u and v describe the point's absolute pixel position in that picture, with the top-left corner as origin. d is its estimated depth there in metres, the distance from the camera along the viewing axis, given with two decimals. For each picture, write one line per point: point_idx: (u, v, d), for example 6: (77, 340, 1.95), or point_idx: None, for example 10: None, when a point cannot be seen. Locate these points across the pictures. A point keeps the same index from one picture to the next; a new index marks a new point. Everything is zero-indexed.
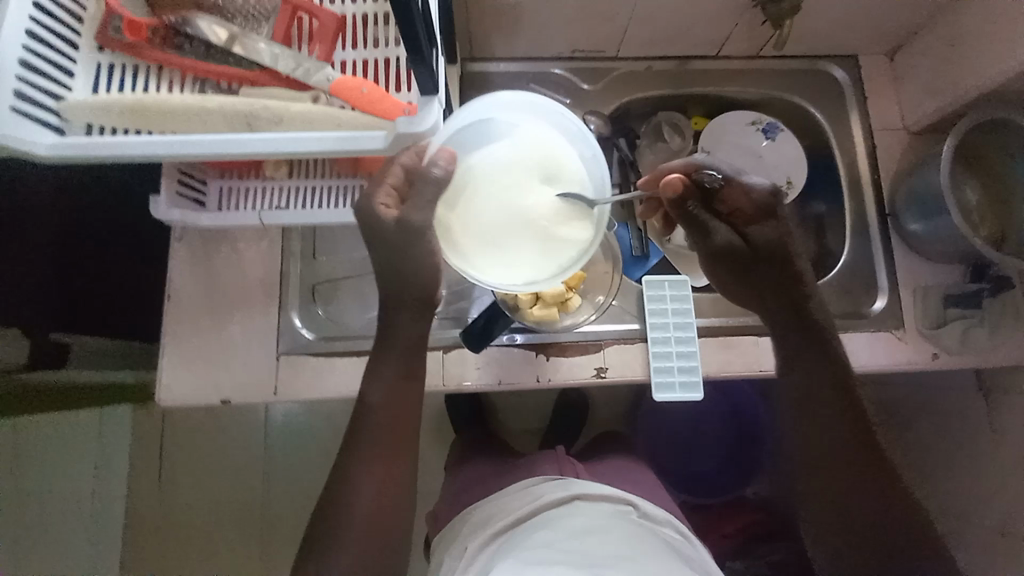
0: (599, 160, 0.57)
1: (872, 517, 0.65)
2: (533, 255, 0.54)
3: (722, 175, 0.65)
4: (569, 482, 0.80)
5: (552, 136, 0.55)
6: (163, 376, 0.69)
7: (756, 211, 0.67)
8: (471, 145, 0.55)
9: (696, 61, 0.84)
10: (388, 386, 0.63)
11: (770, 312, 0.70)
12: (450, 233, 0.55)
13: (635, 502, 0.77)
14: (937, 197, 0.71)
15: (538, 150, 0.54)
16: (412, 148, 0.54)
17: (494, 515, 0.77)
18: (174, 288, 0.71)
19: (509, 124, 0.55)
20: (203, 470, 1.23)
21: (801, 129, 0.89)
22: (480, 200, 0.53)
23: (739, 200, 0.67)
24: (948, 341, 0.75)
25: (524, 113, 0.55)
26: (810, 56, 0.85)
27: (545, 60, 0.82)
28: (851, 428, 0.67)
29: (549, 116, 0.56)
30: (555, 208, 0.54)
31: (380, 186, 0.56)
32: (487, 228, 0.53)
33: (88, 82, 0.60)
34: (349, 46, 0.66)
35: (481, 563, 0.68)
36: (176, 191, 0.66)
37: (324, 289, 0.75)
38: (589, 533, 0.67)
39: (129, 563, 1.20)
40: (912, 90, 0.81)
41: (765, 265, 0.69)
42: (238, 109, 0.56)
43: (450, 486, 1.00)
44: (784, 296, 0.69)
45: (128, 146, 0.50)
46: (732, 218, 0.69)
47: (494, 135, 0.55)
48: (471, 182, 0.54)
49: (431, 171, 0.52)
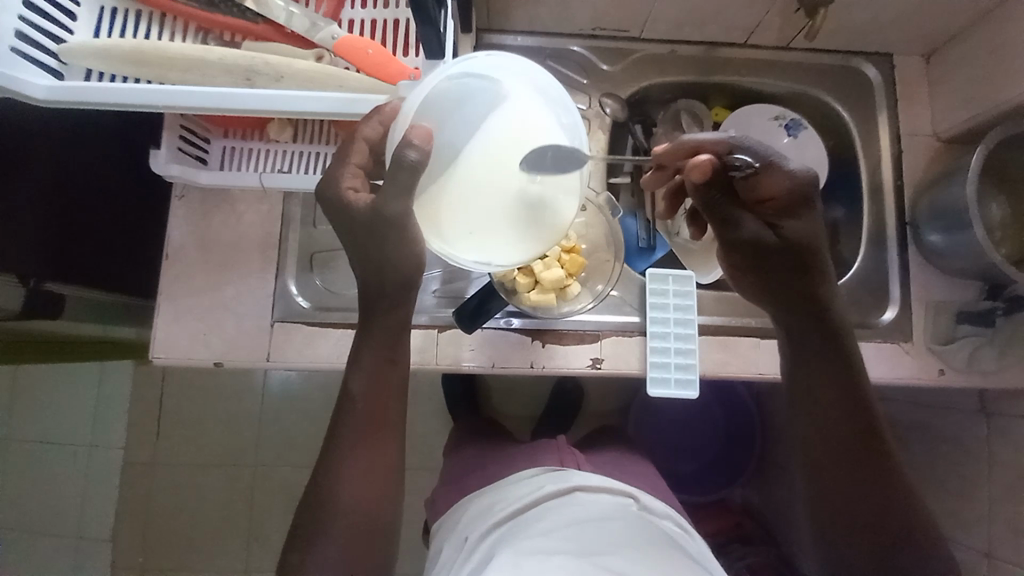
0: (579, 128, 0.54)
1: (862, 529, 0.65)
2: (516, 235, 0.52)
3: (756, 161, 0.62)
4: (569, 474, 0.80)
5: (529, 102, 0.52)
6: (159, 334, 0.69)
7: (790, 203, 0.65)
8: (445, 113, 0.51)
9: (721, 48, 0.81)
10: (378, 358, 0.62)
11: (785, 309, 0.68)
12: (438, 214, 0.52)
13: (635, 494, 0.78)
14: (959, 209, 0.68)
15: (517, 118, 0.51)
16: (374, 118, 0.53)
17: (492, 505, 0.77)
18: (173, 246, 0.70)
19: (491, 90, 0.51)
20: (198, 427, 1.25)
21: (825, 128, 0.85)
22: (461, 176, 0.51)
23: (775, 189, 0.64)
24: (955, 358, 0.73)
25: (503, 74, 0.52)
26: (842, 51, 0.81)
27: (564, 36, 0.79)
28: (847, 437, 0.66)
29: (527, 79, 0.53)
30: (533, 183, 0.51)
31: (346, 169, 0.55)
32: (477, 209, 0.51)
33: (91, 24, 0.58)
34: (359, 5, 0.64)
35: (481, 553, 0.68)
36: (178, 146, 0.64)
37: (322, 258, 0.73)
38: (588, 525, 0.67)
39: (123, 512, 1.23)
40: (946, 95, 0.78)
41: (789, 259, 0.66)
42: (239, 63, 0.54)
43: (447, 472, 1.01)
44: (801, 294, 0.67)
45: (127, 94, 0.48)
46: (764, 207, 0.66)
47: (470, 102, 0.51)
48: (448, 155, 0.51)
49: (405, 155, 0.47)
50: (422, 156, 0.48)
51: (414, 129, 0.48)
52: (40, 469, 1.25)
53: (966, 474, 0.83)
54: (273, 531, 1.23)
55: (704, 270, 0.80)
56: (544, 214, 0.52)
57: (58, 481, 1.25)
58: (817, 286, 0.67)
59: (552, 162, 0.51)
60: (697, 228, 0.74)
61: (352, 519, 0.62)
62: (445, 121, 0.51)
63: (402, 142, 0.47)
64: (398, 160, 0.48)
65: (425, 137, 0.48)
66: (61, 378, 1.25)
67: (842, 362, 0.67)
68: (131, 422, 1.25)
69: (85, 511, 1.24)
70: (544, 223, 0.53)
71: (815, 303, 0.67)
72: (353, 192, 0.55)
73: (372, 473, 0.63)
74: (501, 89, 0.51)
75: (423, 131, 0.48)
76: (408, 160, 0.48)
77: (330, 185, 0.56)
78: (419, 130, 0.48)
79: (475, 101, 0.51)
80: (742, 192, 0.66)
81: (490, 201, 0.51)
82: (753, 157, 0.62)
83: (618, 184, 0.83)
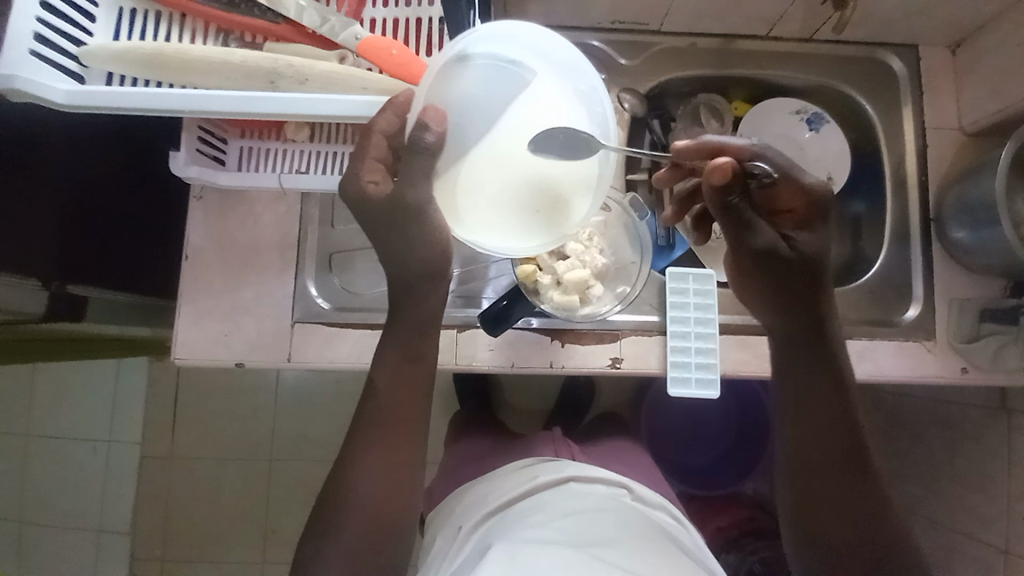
0: (608, 117, 0.51)
1: (868, 531, 0.64)
2: (526, 234, 0.52)
3: (775, 171, 0.62)
4: (564, 464, 0.80)
5: (557, 97, 0.50)
6: (179, 335, 0.69)
7: (807, 216, 0.65)
8: (474, 88, 0.49)
9: (742, 40, 0.79)
10: (398, 358, 0.62)
11: (792, 317, 0.67)
12: (453, 203, 0.51)
13: (629, 485, 0.78)
14: (990, 207, 0.67)
15: (544, 115, 0.49)
16: (389, 110, 0.50)
17: (488, 494, 0.78)
18: (192, 249, 0.70)
19: (524, 80, 0.49)
20: (212, 422, 1.26)
21: (847, 122, 0.84)
22: (474, 165, 0.49)
23: (792, 201, 0.64)
24: (979, 356, 0.72)
25: (548, 70, 0.50)
26: (868, 43, 0.80)
27: (582, 30, 0.78)
28: (849, 435, 0.66)
29: (570, 78, 0.51)
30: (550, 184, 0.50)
31: (365, 163, 0.54)
32: (492, 203, 0.50)
33: (109, 27, 0.58)
34: (378, 3, 0.63)
35: (475, 541, 0.69)
36: (196, 148, 0.64)
37: (340, 258, 0.74)
38: (584, 516, 0.68)
39: (142, 506, 1.26)
40: (974, 88, 0.75)
41: (800, 271, 0.65)
42: (262, 66, 0.53)
43: (450, 462, 1.01)
44: (808, 303, 0.66)
45: (152, 100, 0.48)
46: (778, 218, 0.66)
47: (497, 88, 0.49)
48: (465, 130, 0.49)
49: (423, 138, 0.48)
50: (439, 139, 0.48)
51: (429, 110, 0.47)
52: (61, 463, 1.27)
53: (984, 471, 0.83)
54: (289, 525, 1.25)
55: (720, 268, 0.81)
56: (541, 210, 0.51)
57: (79, 476, 1.27)
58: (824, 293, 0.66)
59: (562, 145, 0.49)
60: (700, 235, 0.74)
61: (371, 523, 0.62)
62: (468, 110, 0.49)
63: (417, 125, 0.47)
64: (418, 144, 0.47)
65: (439, 120, 0.47)
66: (78, 375, 1.26)
67: (838, 365, 0.67)
68: (148, 417, 1.26)
69: (106, 504, 1.26)
70: (548, 221, 0.51)
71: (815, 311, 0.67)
72: (374, 185, 0.55)
73: (390, 476, 0.63)
74: (533, 81, 0.49)
75: (436, 113, 0.47)
76: (425, 143, 0.48)
77: (350, 180, 0.55)
78: (432, 112, 0.47)
79: (507, 83, 0.49)
80: (758, 200, 0.65)
81: (488, 189, 0.50)
82: (772, 167, 0.62)
83: (634, 180, 0.81)
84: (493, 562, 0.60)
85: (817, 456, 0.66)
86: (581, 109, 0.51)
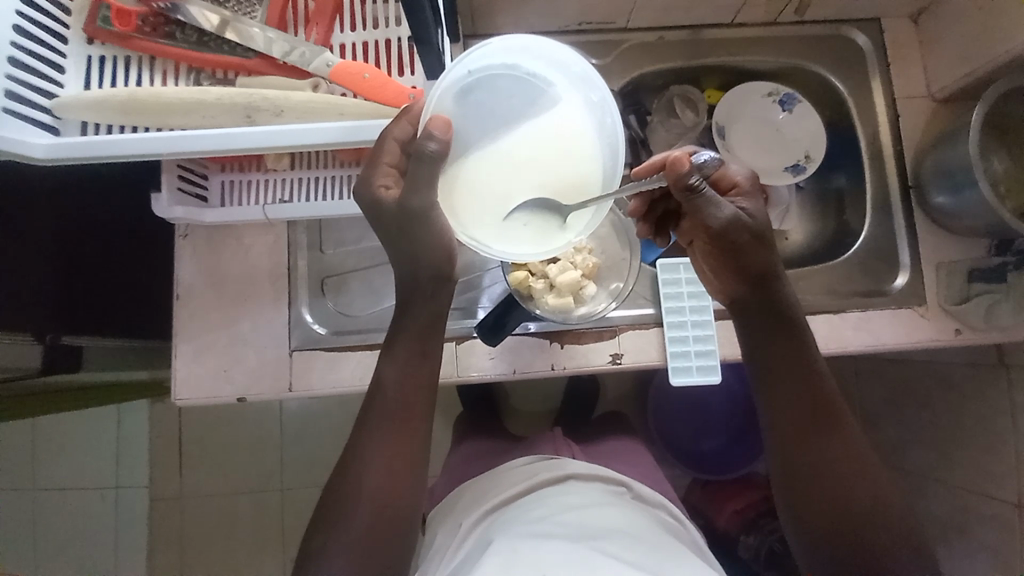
0: (619, 127, 0.50)
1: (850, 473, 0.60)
2: (533, 236, 0.50)
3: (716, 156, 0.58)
4: (563, 461, 0.80)
5: (571, 106, 0.49)
6: (180, 375, 0.69)
7: (755, 192, 0.60)
8: (489, 97, 0.49)
9: (710, 29, 0.80)
10: (401, 376, 0.62)
11: (755, 326, 0.62)
12: (459, 208, 0.50)
13: (628, 483, 0.78)
14: (966, 170, 0.68)
15: (557, 123, 0.49)
16: (403, 118, 0.51)
17: (487, 491, 0.78)
18: (183, 288, 0.70)
19: (539, 91, 0.49)
20: (218, 457, 1.25)
21: (821, 100, 0.85)
22: (484, 171, 0.49)
23: (735, 179, 0.59)
24: (972, 316, 0.73)
25: (563, 82, 0.50)
26: (832, 20, 0.81)
27: (551, 34, 0.78)
28: (808, 383, 0.61)
29: (584, 88, 0.50)
30: (561, 185, 0.49)
31: (378, 168, 0.52)
32: (500, 206, 0.50)
33: (79, 76, 0.58)
34: (347, 28, 0.64)
35: (474, 541, 0.69)
36: (177, 187, 0.64)
37: (334, 282, 0.74)
38: (584, 510, 0.68)
39: (156, 550, 1.24)
40: (939, 56, 0.77)
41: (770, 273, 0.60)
42: (237, 102, 0.54)
43: (450, 465, 1.00)
44: (778, 320, 0.61)
45: (127, 145, 0.48)
46: (736, 200, 0.59)
47: (511, 96, 0.49)
48: (476, 138, 0.49)
49: (425, 147, 0.47)
50: (443, 147, 0.47)
51: (432, 121, 0.46)
52: (70, 514, 1.26)
53: (990, 429, 0.83)
54: None
55: None
56: (531, 216, 0.50)
57: (89, 525, 1.25)
58: (779, 280, 0.60)
59: (572, 153, 0.49)
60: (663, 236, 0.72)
61: (386, 545, 0.61)
62: (480, 119, 0.49)
63: (422, 134, 0.47)
64: (419, 152, 0.47)
65: (445, 128, 0.46)
66: (79, 424, 1.25)
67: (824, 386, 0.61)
68: (153, 460, 1.25)
69: (118, 550, 1.25)
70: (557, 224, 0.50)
71: (818, 380, 0.61)
72: (383, 189, 0.53)
73: (404, 498, 0.62)
74: (547, 90, 0.49)
75: (442, 121, 0.46)
76: (429, 152, 0.47)
77: (358, 188, 0.54)
78: (438, 122, 0.47)
79: (523, 94, 0.49)
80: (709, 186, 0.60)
81: (487, 189, 0.49)
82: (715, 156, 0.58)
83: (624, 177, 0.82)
84: (495, 555, 0.61)
85: (838, 529, 0.60)
86: (592, 116, 0.50)
